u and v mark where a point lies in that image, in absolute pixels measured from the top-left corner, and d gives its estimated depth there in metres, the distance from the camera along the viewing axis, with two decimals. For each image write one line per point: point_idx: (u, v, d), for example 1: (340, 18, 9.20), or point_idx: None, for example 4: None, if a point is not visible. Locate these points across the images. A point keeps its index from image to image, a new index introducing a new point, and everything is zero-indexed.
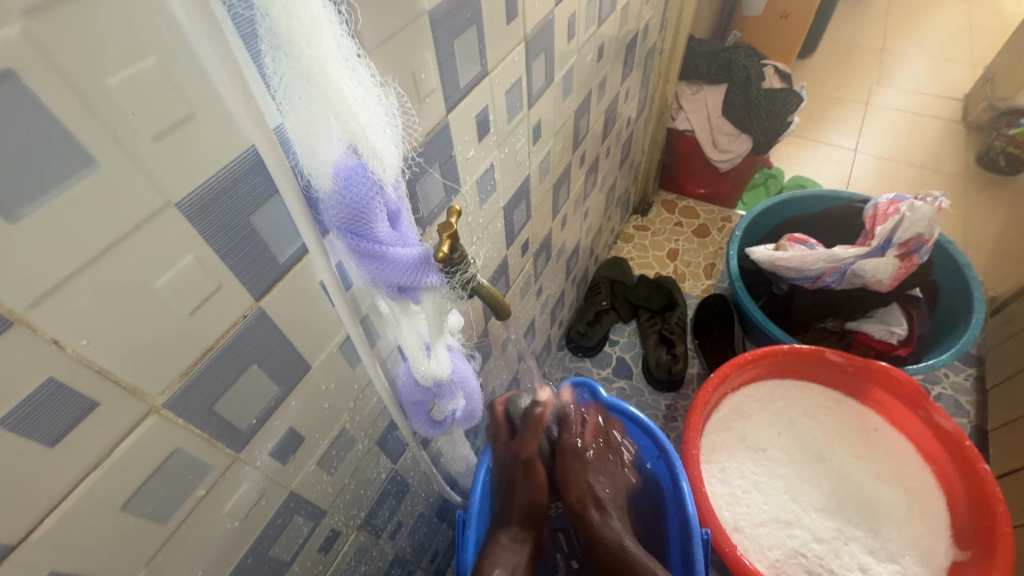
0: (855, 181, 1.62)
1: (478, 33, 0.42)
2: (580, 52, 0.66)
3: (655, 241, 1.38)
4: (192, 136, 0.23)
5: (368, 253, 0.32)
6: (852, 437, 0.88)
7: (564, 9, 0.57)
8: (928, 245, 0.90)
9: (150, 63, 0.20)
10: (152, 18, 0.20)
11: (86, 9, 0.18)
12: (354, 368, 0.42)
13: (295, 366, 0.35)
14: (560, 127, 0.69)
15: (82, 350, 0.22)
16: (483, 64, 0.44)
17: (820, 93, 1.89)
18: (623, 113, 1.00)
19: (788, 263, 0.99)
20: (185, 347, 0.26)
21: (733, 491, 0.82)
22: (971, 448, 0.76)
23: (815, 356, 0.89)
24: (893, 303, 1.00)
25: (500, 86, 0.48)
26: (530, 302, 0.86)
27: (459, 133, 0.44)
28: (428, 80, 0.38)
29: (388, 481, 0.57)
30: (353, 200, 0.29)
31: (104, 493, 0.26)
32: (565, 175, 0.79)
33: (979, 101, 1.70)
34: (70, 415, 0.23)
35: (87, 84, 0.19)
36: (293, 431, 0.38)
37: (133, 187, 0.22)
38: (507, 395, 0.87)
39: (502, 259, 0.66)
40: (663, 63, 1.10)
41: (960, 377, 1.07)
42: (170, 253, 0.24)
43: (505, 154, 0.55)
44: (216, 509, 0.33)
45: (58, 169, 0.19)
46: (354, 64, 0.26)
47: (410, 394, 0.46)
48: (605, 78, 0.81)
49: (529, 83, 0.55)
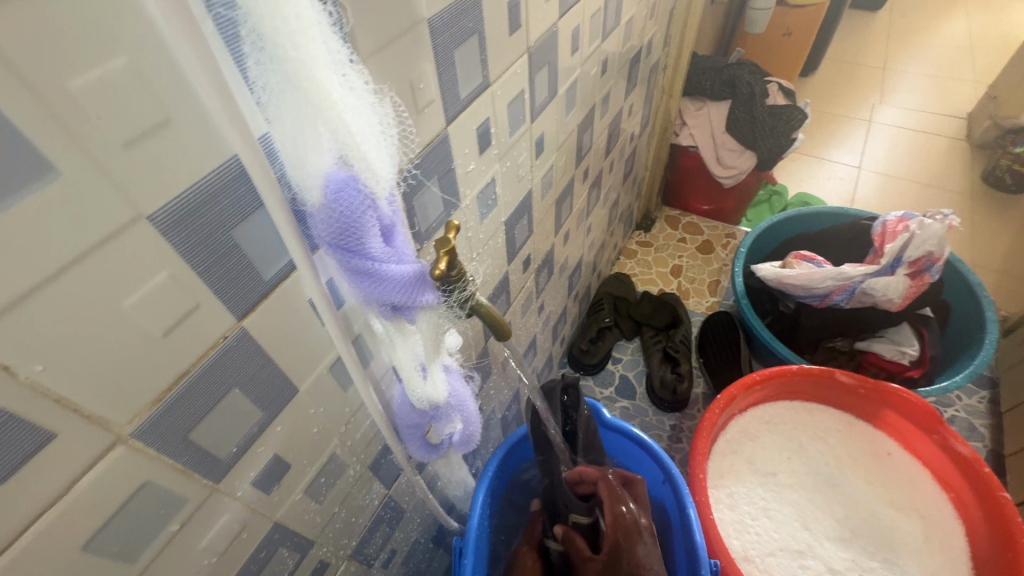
0: (859, 198, 1.60)
1: (479, 44, 0.40)
2: (584, 66, 0.65)
3: (659, 257, 1.36)
4: (168, 143, 0.21)
5: (360, 270, 0.30)
6: (864, 462, 0.85)
7: (568, 22, 0.55)
8: (938, 263, 0.89)
9: (120, 64, 0.19)
10: (121, 14, 0.18)
11: (48, 4, 0.16)
12: (345, 390, 0.40)
13: (282, 388, 0.33)
14: (563, 142, 0.68)
15: (37, 377, 0.20)
16: (485, 76, 0.43)
17: (823, 110, 1.89)
18: (627, 127, 0.99)
19: (796, 281, 0.97)
20: (158, 372, 0.24)
21: (742, 518, 0.79)
22: (990, 475, 0.73)
23: (824, 377, 0.86)
24: (904, 322, 0.98)
25: (501, 98, 0.47)
26: (532, 319, 0.84)
27: (459, 146, 0.43)
28: (427, 90, 0.36)
29: (381, 507, 0.54)
30: (344, 214, 0.27)
31: (63, 532, 0.23)
32: (568, 190, 0.78)
33: (984, 119, 1.70)
34: (23, 448, 0.21)
35: (47, 86, 0.17)
36: (279, 458, 0.35)
37: (102, 199, 0.20)
38: (507, 415, 0.85)
39: (502, 276, 0.64)
40: (666, 78, 1.10)
41: (973, 400, 1.04)
42: (142, 270, 0.22)
43: (507, 168, 0.54)
44: (191, 545, 0.31)
45: (11, 179, 0.17)
46: (346, 69, 0.24)
47: (404, 418, 0.44)
48: (608, 93, 0.80)
49: (532, 95, 0.53)
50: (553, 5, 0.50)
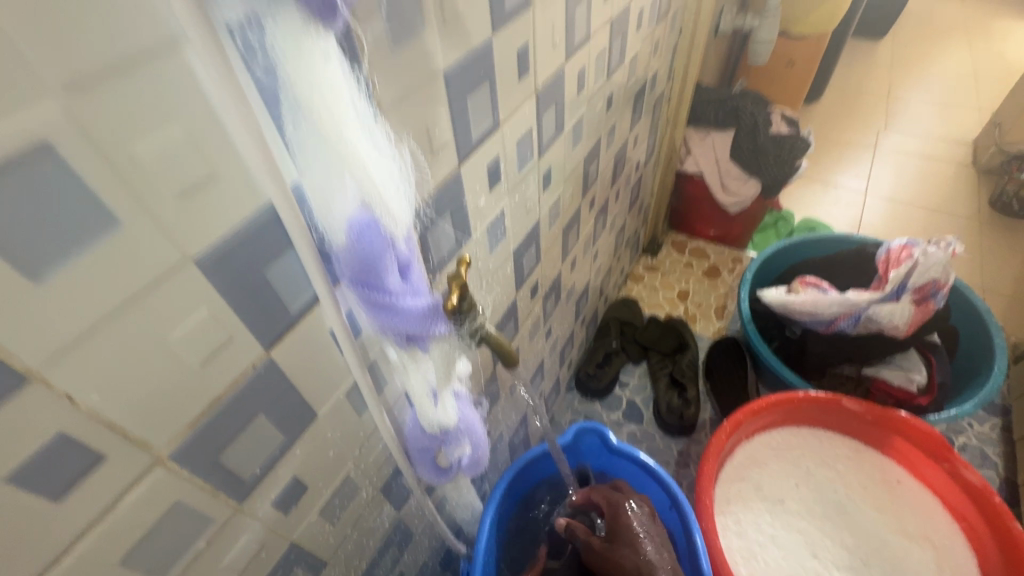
0: (866, 224, 1.61)
1: (490, 90, 0.43)
2: (590, 102, 0.68)
3: (665, 282, 1.38)
4: (212, 194, 0.24)
5: (379, 303, 0.32)
6: (874, 489, 0.84)
7: (574, 64, 0.59)
8: (943, 290, 0.90)
9: (176, 129, 0.21)
10: (179, 88, 0.21)
11: (120, 84, 0.19)
12: (360, 415, 0.42)
13: (302, 413, 0.35)
14: (570, 174, 0.71)
15: (92, 404, 0.22)
16: (495, 118, 0.46)
17: (828, 137, 1.92)
18: (633, 156, 1.02)
19: (801, 307, 0.98)
20: (194, 397, 0.26)
21: (750, 545, 0.79)
22: (1002, 504, 0.73)
23: (831, 404, 0.86)
24: (911, 348, 0.98)
25: (510, 137, 0.50)
26: (540, 344, 0.86)
27: (471, 183, 0.46)
28: (441, 134, 0.39)
29: (391, 529, 0.55)
30: (365, 254, 0.29)
31: (101, 549, 0.25)
32: (574, 218, 0.80)
33: (989, 146, 1.71)
34: (76, 469, 0.23)
35: (116, 152, 0.20)
36: (297, 480, 0.37)
37: (154, 246, 0.22)
38: (515, 439, 0.86)
39: (511, 303, 0.66)
40: (671, 109, 1.13)
41: (986, 427, 1.03)
42: (185, 306, 0.24)
43: (516, 201, 0.56)
44: (214, 564, 0.32)
45: (81, 232, 0.20)
46: (370, 125, 0.26)
47: (415, 442, 0.46)
48: (614, 126, 0.83)
49: (539, 133, 0.56)
50: (559, 51, 0.53)
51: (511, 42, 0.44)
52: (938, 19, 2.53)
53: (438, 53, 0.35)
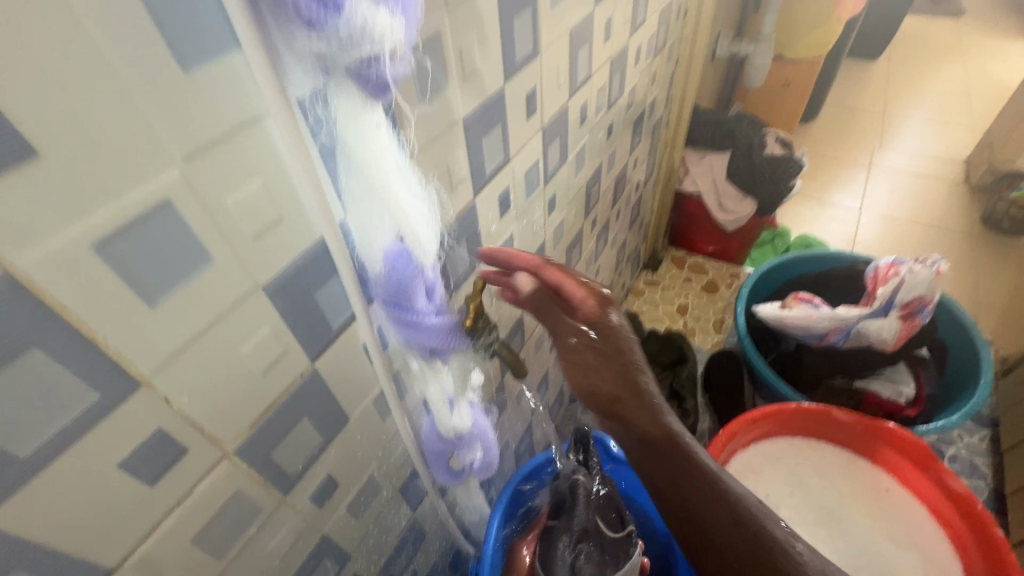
0: (861, 240, 1.66)
1: (502, 129, 0.49)
2: (592, 132, 0.73)
3: (665, 296, 1.43)
4: (279, 233, 0.29)
5: (407, 321, 0.37)
6: (864, 498, 0.88)
7: (577, 99, 0.64)
8: (929, 306, 0.95)
9: (257, 184, 0.26)
10: (261, 152, 0.26)
11: (221, 152, 0.24)
12: (384, 420, 0.46)
13: (338, 417, 0.40)
14: (573, 197, 0.76)
15: (182, 405, 0.27)
16: (506, 153, 0.51)
17: (824, 155, 1.97)
18: (633, 177, 1.07)
19: (794, 321, 1.02)
20: (256, 401, 0.31)
21: None
22: (984, 511, 0.76)
23: (823, 416, 0.90)
24: (900, 362, 1.02)
25: (520, 168, 0.55)
26: (544, 356, 0.90)
27: (484, 211, 0.51)
28: (460, 171, 0.44)
29: (406, 528, 0.59)
30: (398, 278, 0.34)
31: (179, 531, 0.30)
32: (577, 237, 0.85)
33: (980, 164, 1.76)
34: (167, 460, 0.27)
35: (214, 205, 0.25)
36: (331, 477, 0.42)
37: (233, 277, 0.27)
38: (520, 447, 0.91)
39: (518, 317, 0.71)
40: (669, 132, 1.18)
41: (974, 438, 1.07)
42: (255, 325, 0.29)
43: (524, 225, 0.62)
44: (262, 549, 0.37)
45: (186, 268, 0.25)
46: (406, 173, 0.32)
47: (431, 446, 0.50)
48: (615, 151, 0.88)
49: (545, 163, 0.61)
50: (564, 89, 0.59)
51: (521, 87, 0.49)
52: (932, 40, 2.59)
53: (458, 103, 0.41)
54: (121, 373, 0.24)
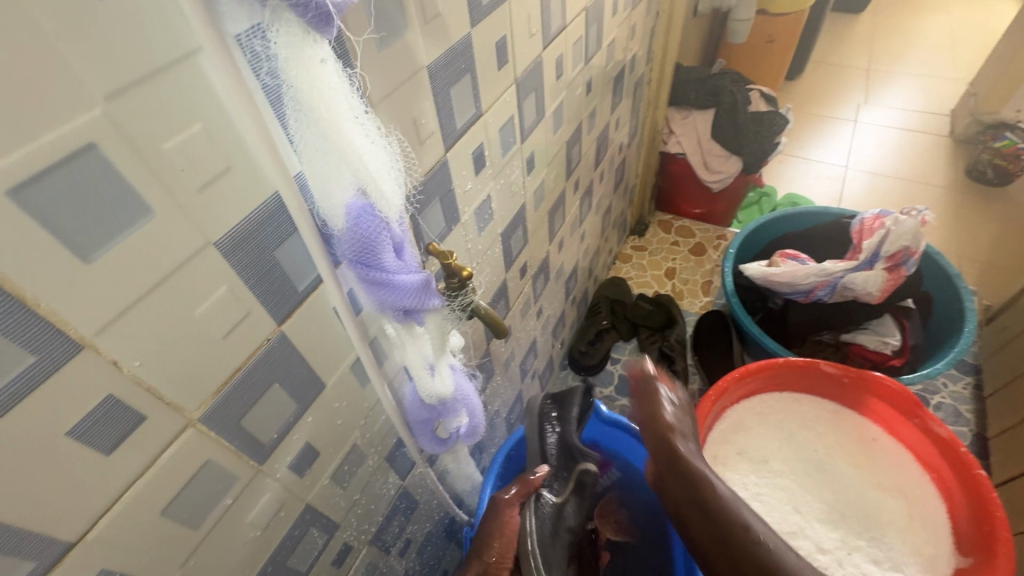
0: (847, 197, 1.65)
1: (472, 80, 0.47)
2: (569, 87, 0.71)
3: (653, 261, 1.42)
4: (229, 186, 0.27)
5: (376, 280, 0.36)
6: (851, 448, 0.89)
7: (551, 53, 0.62)
8: (914, 257, 0.94)
9: (197, 128, 0.25)
10: (199, 92, 0.24)
11: (149, 91, 0.22)
12: (363, 388, 0.45)
13: (312, 384, 0.39)
14: (553, 159, 0.74)
15: (135, 370, 0.26)
16: (477, 106, 0.49)
17: (809, 112, 1.95)
18: (616, 138, 1.05)
19: (781, 278, 1.02)
20: (219, 365, 0.30)
21: None
22: (968, 455, 0.78)
23: (809, 368, 0.91)
24: (886, 314, 1.02)
25: (493, 124, 0.53)
26: (531, 323, 0.89)
27: (457, 169, 0.49)
28: (428, 124, 0.42)
29: (397, 497, 0.59)
30: (364, 235, 0.33)
31: (146, 501, 0.29)
32: (560, 200, 0.83)
33: (965, 115, 1.76)
34: (123, 428, 0.26)
35: (148, 149, 0.23)
36: (309, 446, 0.41)
37: (180, 232, 0.25)
38: (510, 415, 0.95)
39: (501, 284, 0.70)
40: (652, 90, 1.16)
41: (958, 386, 1.09)
42: (209, 285, 0.28)
43: (501, 185, 0.60)
44: (240, 518, 0.36)
45: (123, 220, 0.23)
46: (363, 120, 0.30)
47: (416, 414, 0.50)
48: (595, 109, 0.86)
49: (521, 119, 0.59)
50: (536, 39, 0.56)
51: (489, 34, 0.47)
52: None
53: (422, 48, 0.39)
54: (59, 334, 0.22)
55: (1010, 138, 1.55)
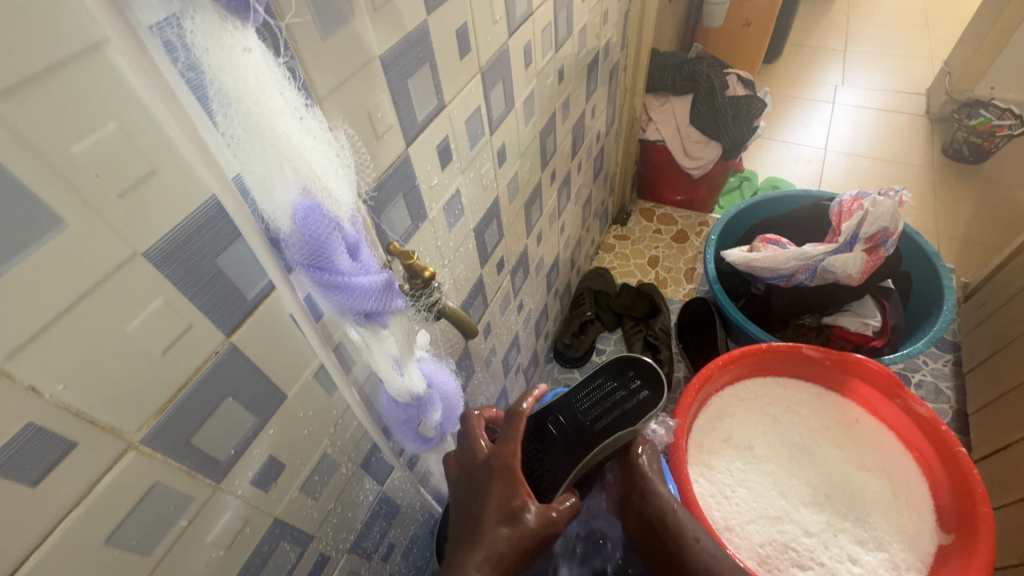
0: (826, 179, 1.66)
1: (432, 70, 0.45)
2: (540, 76, 0.69)
3: (636, 249, 1.41)
4: (156, 191, 0.25)
5: (332, 285, 0.34)
6: (836, 430, 0.89)
7: (518, 40, 0.59)
8: (893, 238, 0.94)
9: (112, 129, 0.22)
10: (111, 90, 0.22)
11: (50, 89, 0.20)
12: (331, 395, 0.44)
13: (271, 396, 0.37)
14: (526, 150, 0.72)
15: (59, 395, 0.24)
16: (440, 98, 0.47)
17: (788, 95, 1.95)
18: (593, 127, 1.03)
19: (762, 263, 1.01)
20: (161, 384, 0.28)
21: (722, 490, 0.83)
22: (948, 432, 0.78)
23: (791, 352, 0.91)
24: (866, 295, 1.02)
25: (459, 116, 0.51)
26: (512, 318, 0.88)
27: (421, 164, 0.47)
28: (385, 118, 0.40)
29: (376, 502, 0.58)
30: (313, 237, 0.31)
31: (85, 531, 0.27)
32: (536, 192, 0.81)
33: (940, 94, 1.77)
34: (50, 456, 0.24)
35: (54, 154, 0.21)
36: (273, 459, 0.39)
37: (99, 242, 0.23)
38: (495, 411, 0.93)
39: (478, 280, 0.68)
40: (628, 77, 1.14)
41: (939, 363, 1.09)
42: (142, 298, 0.26)
43: (471, 178, 0.58)
44: (200, 539, 0.35)
45: (29, 233, 0.21)
46: (302, 115, 0.28)
47: (393, 416, 0.49)
48: (569, 98, 0.84)
49: (488, 110, 0.57)
50: (501, 26, 0.54)
51: (447, 22, 0.45)
52: None
53: (372, 38, 0.37)
54: None
55: (984, 115, 1.56)
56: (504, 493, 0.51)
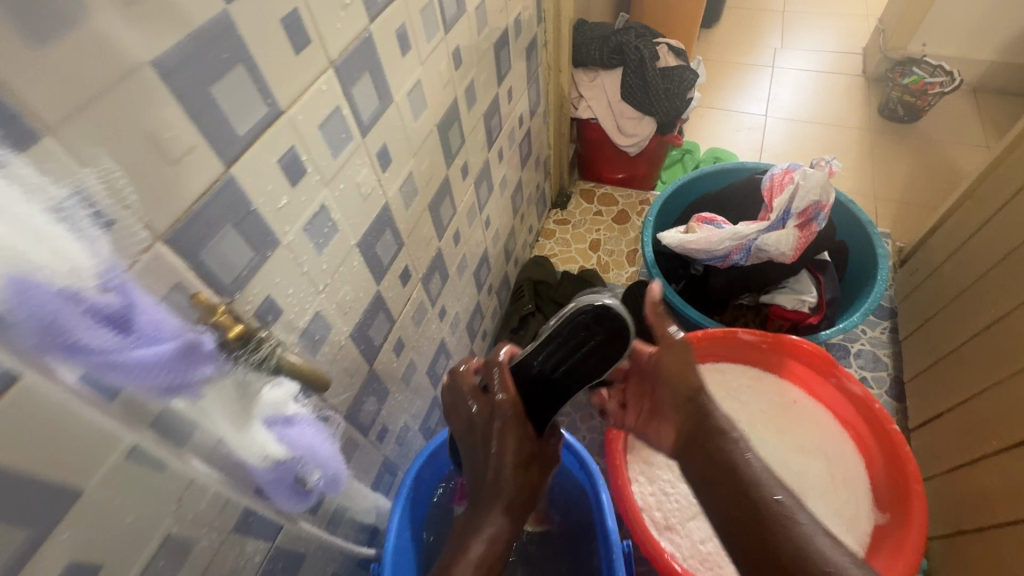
0: (767, 147, 1.63)
1: (251, 72, 0.37)
2: (426, 63, 0.61)
3: (577, 234, 1.36)
4: None
5: (101, 364, 0.28)
6: (773, 413, 0.87)
7: (386, 24, 0.51)
8: (824, 211, 0.92)
9: None
10: None
11: None
12: (162, 472, 0.36)
13: (53, 497, 0.30)
14: (420, 148, 0.64)
15: None
16: (272, 103, 0.39)
17: (727, 61, 1.90)
18: (512, 110, 0.96)
19: (697, 245, 0.97)
20: None
21: (661, 488, 0.81)
22: (881, 411, 0.77)
23: (728, 337, 0.88)
24: (802, 270, 0.99)
25: (307, 123, 0.43)
26: (433, 327, 0.81)
27: (257, 185, 0.40)
28: (180, 138, 0.33)
29: (268, 562, 0.51)
30: (41, 317, 0.25)
31: None
32: (444, 190, 0.74)
33: (874, 53, 1.76)
34: None
35: None
36: (79, 564, 0.33)
37: None
38: (426, 425, 0.88)
39: (375, 297, 0.61)
40: (550, 54, 1.07)
41: (876, 331, 1.09)
42: None
43: (342, 191, 0.50)
44: None
45: None
46: None
47: (265, 475, 0.43)
48: (474, 83, 0.76)
49: (354, 110, 0.49)
50: (356, 10, 0.46)
51: (265, 12, 0.37)
52: None
53: (130, 39, 0.28)
54: None
55: (916, 73, 1.56)
56: (521, 443, 0.60)
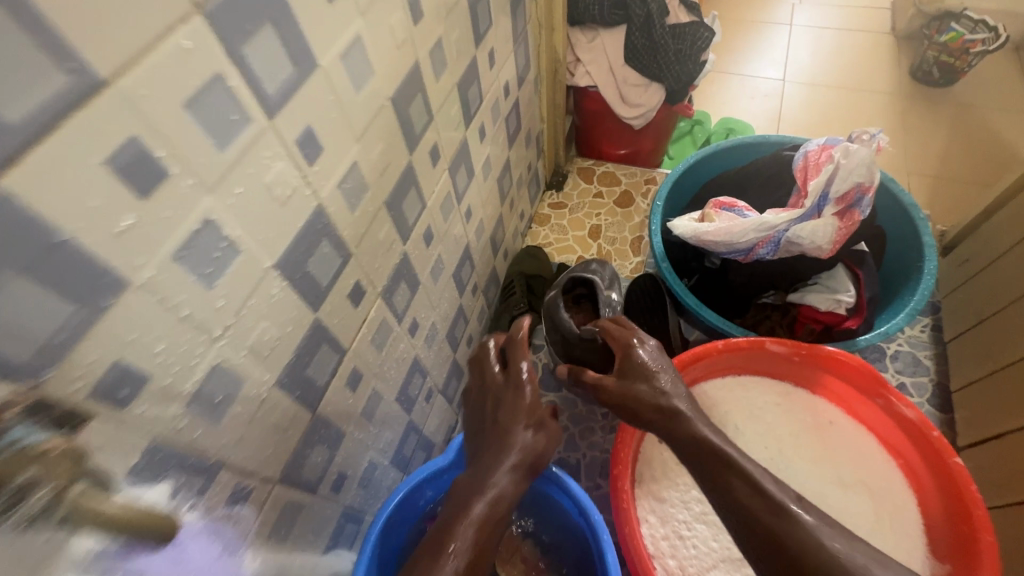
0: (786, 116, 1.47)
1: (21, 15, 0.22)
2: (370, 12, 0.45)
3: (575, 219, 1.20)
4: None
5: None
6: (806, 438, 0.74)
7: None
8: (868, 195, 0.76)
9: None
10: None
11: None
12: None
13: None
14: (368, 129, 0.49)
15: None
16: (82, 66, 0.24)
17: (741, 19, 1.70)
18: (496, 77, 0.80)
19: (715, 237, 0.82)
20: None
21: (676, 530, 0.69)
22: (940, 440, 0.64)
23: (754, 349, 0.74)
24: (837, 265, 0.85)
25: (162, 100, 0.28)
26: (403, 345, 0.67)
27: (69, 200, 0.25)
28: None
29: None
30: None
31: None
32: (408, 180, 0.59)
33: (907, 6, 1.57)
34: None
35: None
36: None
37: None
38: (399, 455, 0.75)
39: (312, 328, 0.47)
40: (541, 8, 0.89)
41: (916, 329, 0.95)
42: None
43: (242, 196, 0.35)
44: None
45: None
46: None
47: None
48: (443, 42, 0.60)
49: (254, 79, 0.34)
50: None
51: None
52: None
53: None
54: None
55: (955, 29, 1.39)
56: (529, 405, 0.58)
